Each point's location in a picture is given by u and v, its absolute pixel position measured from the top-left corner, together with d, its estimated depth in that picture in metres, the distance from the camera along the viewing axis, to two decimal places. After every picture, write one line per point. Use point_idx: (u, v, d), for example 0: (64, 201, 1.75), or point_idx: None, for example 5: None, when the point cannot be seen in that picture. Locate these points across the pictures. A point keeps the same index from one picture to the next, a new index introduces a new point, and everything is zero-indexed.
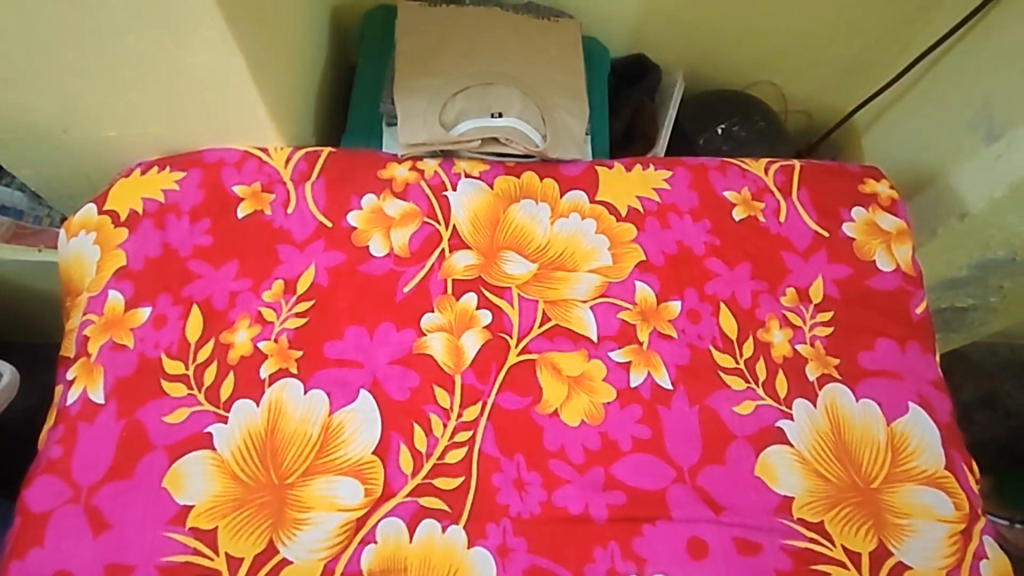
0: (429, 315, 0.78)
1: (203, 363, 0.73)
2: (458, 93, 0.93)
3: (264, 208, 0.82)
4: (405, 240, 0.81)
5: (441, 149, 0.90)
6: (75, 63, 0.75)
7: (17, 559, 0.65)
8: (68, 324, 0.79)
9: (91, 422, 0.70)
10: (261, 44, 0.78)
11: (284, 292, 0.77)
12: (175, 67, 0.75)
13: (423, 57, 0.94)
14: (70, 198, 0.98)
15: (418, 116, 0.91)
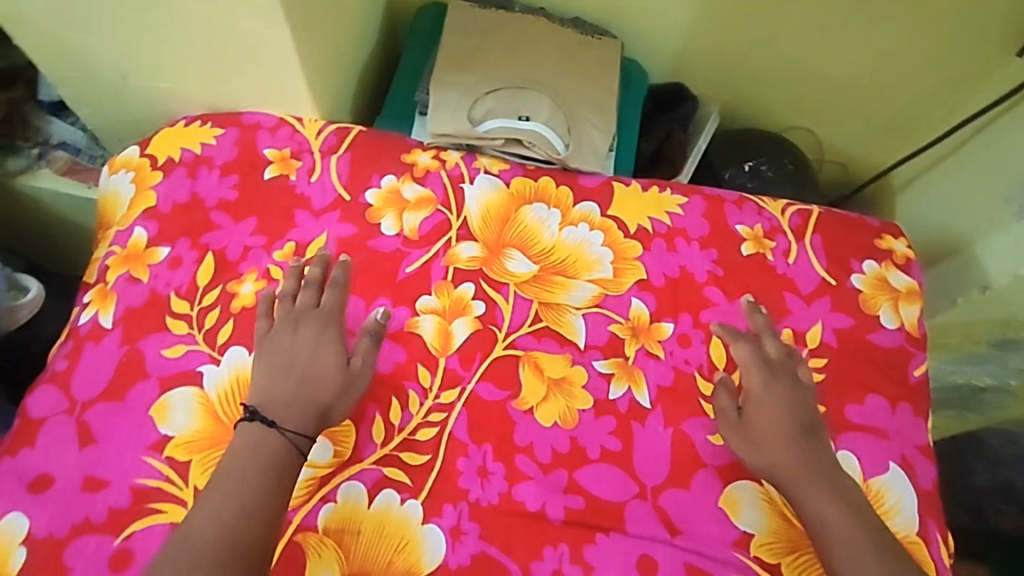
0: (425, 298, 0.80)
1: (208, 307, 0.77)
2: (489, 92, 0.96)
3: (290, 173, 0.87)
4: (416, 223, 0.85)
5: (467, 143, 0.94)
6: (137, 15, 0.80)
7: (11, 456, 0.69)
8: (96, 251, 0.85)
9: (97, 342, 0.75)
10: (309, 23, 0.83)
11: (293, 254, 0.82)
12: (226, 33, 0.81)
13: (464, 56, 0.98)
14: (121, 148, 1.06)
15: (448, 108, 0.95)
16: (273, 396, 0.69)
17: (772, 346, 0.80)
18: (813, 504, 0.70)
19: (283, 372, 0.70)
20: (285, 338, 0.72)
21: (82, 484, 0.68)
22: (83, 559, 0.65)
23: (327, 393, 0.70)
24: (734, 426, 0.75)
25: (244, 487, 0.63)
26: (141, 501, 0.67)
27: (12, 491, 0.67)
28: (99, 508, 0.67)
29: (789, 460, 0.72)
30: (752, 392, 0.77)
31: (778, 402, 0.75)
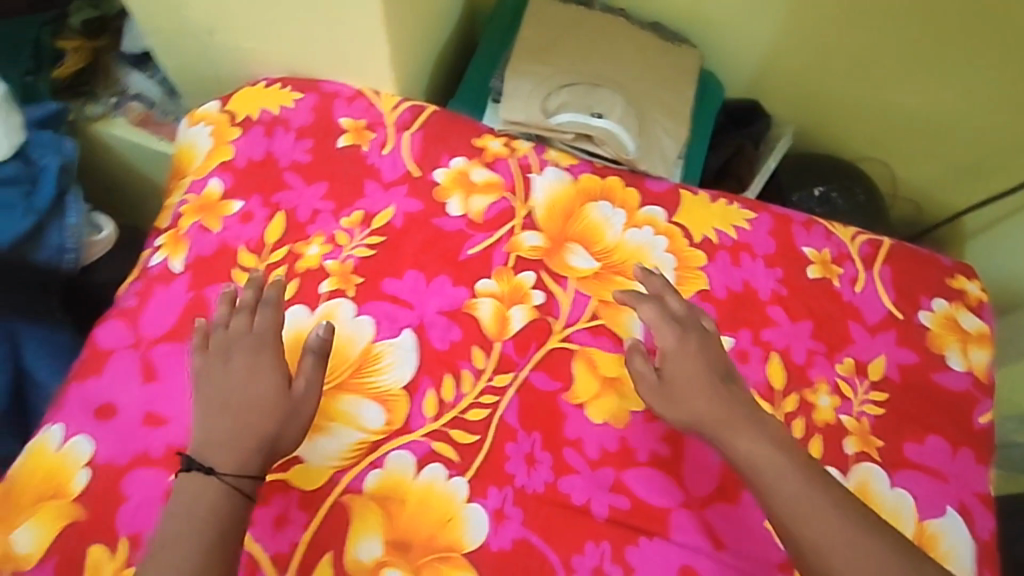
0: (485, 281, 0.80)
1: (274, 264, 0.79)
2: (563, 86, 0.95)
3: (362, 144, 0.88)
4: (482, 207, 0.85)
5: (536, 134, 0.93)
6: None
7: (77, 383, 0.72)
8: (169, 200, 0.87)
9: (167, 285, 0.77)
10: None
11: (360, 222, 0.83)
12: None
13: (543, 47, 0.97)
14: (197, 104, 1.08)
15: (522, 98, 0.94)
16: (208, 439, 0.63)
17: (673, 299, 0.74)
18: (750, 461, 0.65)
19: (215, 407, 0.64)
20: (216, 373, 0.66)
21: (142, 418, 0.69)
22: (140, 491, 0.65)
23: (264, 423, 0.64)
24: (654, 388, 0.70)
25: (180, 544, 0.58)
26: None
27: (79, 416, 0.69)
28: (157, 444, 0.68)
29: (716, 412, 0.68)
30: (666, 351, 0.71)
31: (690, 356, 0.70)
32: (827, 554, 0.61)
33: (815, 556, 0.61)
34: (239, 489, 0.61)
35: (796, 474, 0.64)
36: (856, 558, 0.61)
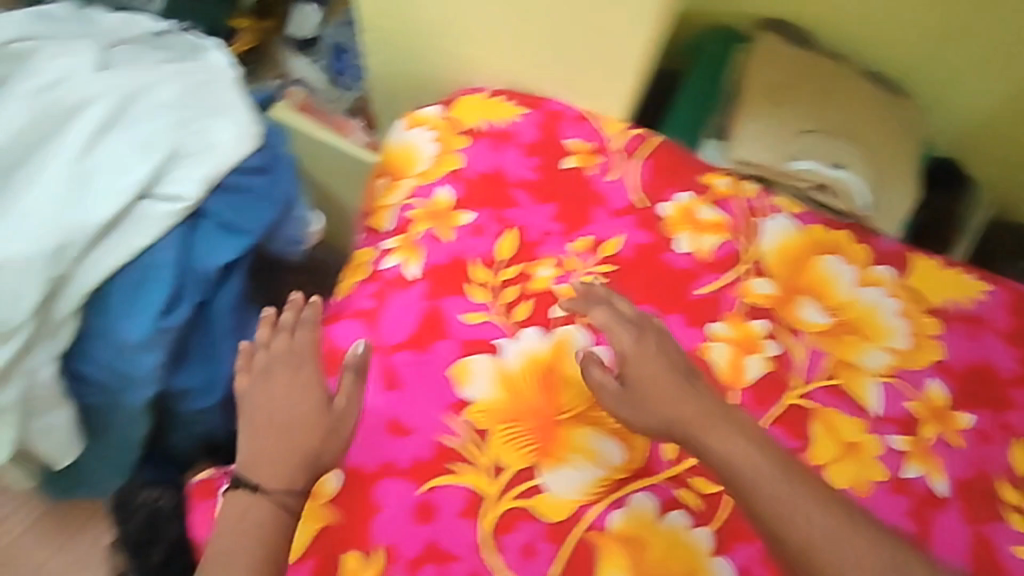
0: (717, 324, 0.79)
1: (508, 281, 0.79)
2: (805, 130, 0.90)
3: (590, 167, 0.86)
4: (712, 246, 0.83)
5: (770, 176, 0.89)
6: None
7: None
8: (385, 200, 0.87)
9: (404, 289, 0.78)
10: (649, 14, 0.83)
11: (588, 248, 0.82)
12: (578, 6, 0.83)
13: (778, 87, 0.92)
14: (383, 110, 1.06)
15: (758, 138, 0.90)
16: (258, 453, 0.65)
17: (623, 302, 0.74)
18: (725, 457, 0.64)
19: (258, 423, 0.67)
20: (258, 393, 0.68)
21: (386, 426, 0.71)
22: (389, 502, 0.67)
23: (310, 431, 0.66)
24: (618, 397, 0.69)
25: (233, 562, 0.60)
26: (439, 457, 0.69)
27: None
28: (404, 453, 0.69)
29: (746, 454, 0.64)
30: (626, 355, 0.70)
31: (642, 349, 0.70)
32: (839, 565, 0.59)
33: (831, 573, 0.59)
34: (285, 504, 0.64)
35: (772, 467, 0.63)
36: (826, 543, 0.60)
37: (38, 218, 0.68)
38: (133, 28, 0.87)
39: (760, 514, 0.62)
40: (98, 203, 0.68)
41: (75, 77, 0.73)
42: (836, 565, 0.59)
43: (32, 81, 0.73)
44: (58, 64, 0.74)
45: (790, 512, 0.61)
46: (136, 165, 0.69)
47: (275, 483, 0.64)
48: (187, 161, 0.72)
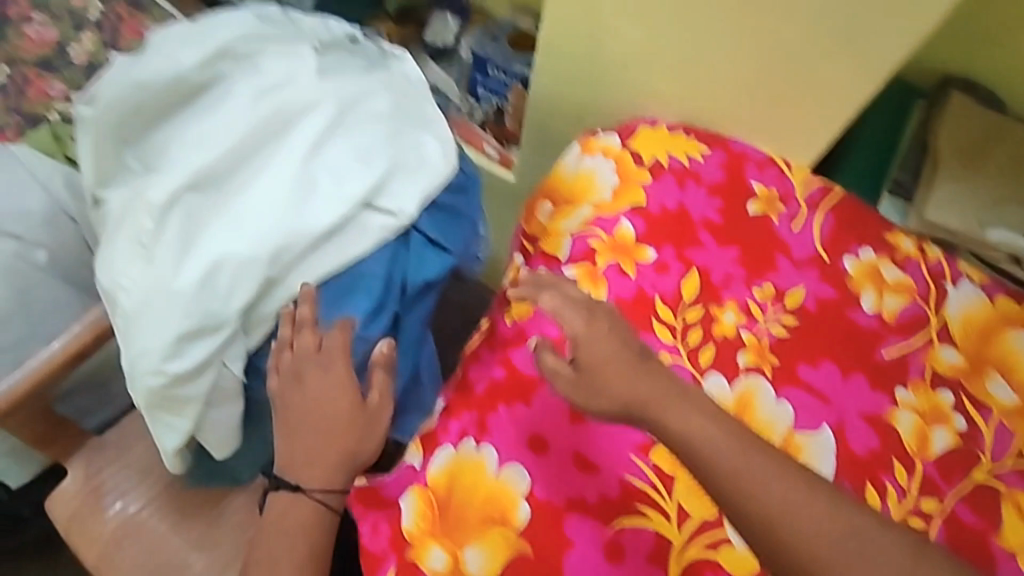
0: (901, 389, 0.78)
1: (691, 324, 0.79)
2: (997, 201, 0.89)
3: (772, 214, 0.85)
4: (896, 308, 0.82)
5: (962, 244, 0.88)
6: (700, 23, 0.85)
7: (505, 404, 0.74)
8: (558, 226, 0.87)
9: None
10: (853, 65, 0.83)
11: (773, 297, 0.81)
12: (781, 49, 0.84)
13: (972, 155, 0.92)
14: (546, 131, 1.10)
15: (952, 204, 0.89)
16: (296, 458, 0.72)
17: (571, 287, 0.69)
18: (686, 437, 0.61)
19: (286, 425, 0.72)
20: (290, 395, 0.71)
21: (574, 460, 0.71)
22: (581, 538, 0.67)
23: (344, 442, 0.72)
24: (572, 383, 0.64)
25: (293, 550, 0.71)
26: (627, 498, 0.69)
27: (515, 444, 0.71)
28: (594, 490, 0.70)
29: (643, 393, 0.62)
30: (577, 336, 0.65)
31: (600, 330, 0.66)
32: (801, 534, 0.58)
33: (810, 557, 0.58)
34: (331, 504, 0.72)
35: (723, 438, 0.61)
36: (784, 509, 0.58)
37: (259, 220, 0.70)
38: (330, 29, 0.86)
39: (692, 462, 0.61)
40: (320, 213, 0.70)
41: (296, 82, 0.74)
42: (774, 513, 0.58)
43: (254, 83, 0.73)
44: (279, 67, 0.75)
45: (795, 493, 0.59)
46: (357, 179, 0.72)
47: (318, 487, 0.72)
48: (401, 178, 0.74)
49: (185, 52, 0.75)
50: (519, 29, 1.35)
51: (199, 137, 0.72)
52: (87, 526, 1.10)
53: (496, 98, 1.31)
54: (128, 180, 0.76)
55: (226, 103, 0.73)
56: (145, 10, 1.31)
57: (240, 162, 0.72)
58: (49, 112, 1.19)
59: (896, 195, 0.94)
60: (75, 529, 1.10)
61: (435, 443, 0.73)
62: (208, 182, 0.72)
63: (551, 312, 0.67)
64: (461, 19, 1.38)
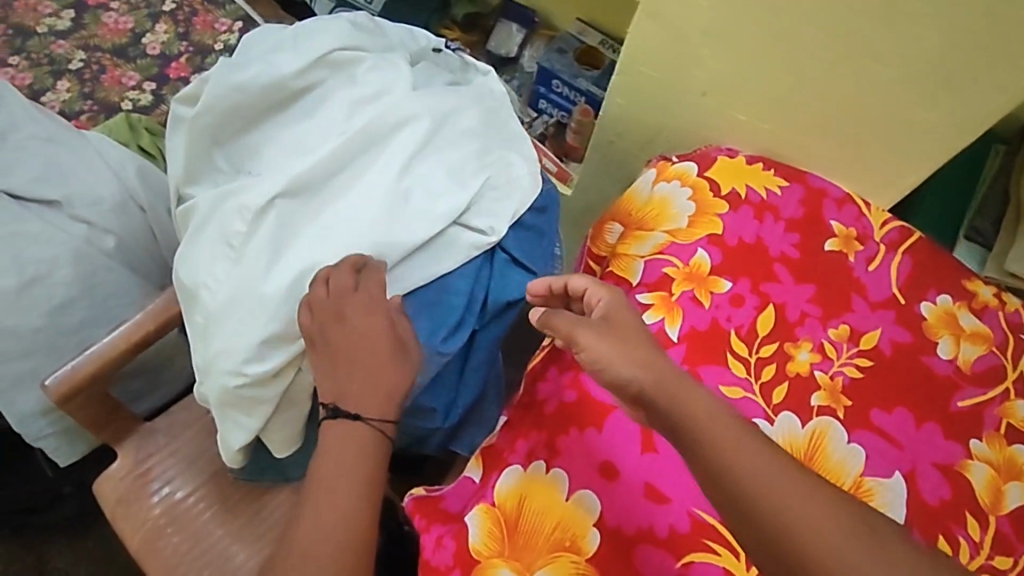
0: (976, 441, 0.76)
1: (765, 359, 0.79)
2: None
3: (849, 253, 0.85)
4: (971, 357, 0.81)
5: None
6: (796, 53, 0.85)
7: (575, 428, 0.74)
8: (629, 249, 0.86)
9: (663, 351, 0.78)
10: (943, 107, 0.83)
11: (848, 338, 0.81)
12: (871, 87, 0.84)
13: None
14: (610, 154, 1.07)
15: None
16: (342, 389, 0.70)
17: None
18: (694, 419, 0.61)
19: (324, 359, 0.70)
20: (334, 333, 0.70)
21: (643, 490, 0.70)
22: (651, 570, 0.67)
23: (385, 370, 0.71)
24: (599, 330, 0.65)
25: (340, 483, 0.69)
26: (698, 533, 0.68)
27: (586, 469, 0.71)
28: (663, 522, 0.69)
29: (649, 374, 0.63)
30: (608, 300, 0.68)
31: (621, 306, 0.68)
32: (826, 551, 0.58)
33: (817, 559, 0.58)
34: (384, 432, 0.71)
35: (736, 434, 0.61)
36: (789, 507, 0.59)
37: (356, 226, 0.73)
38: (415, 40, 0.86)
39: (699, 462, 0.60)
40: (413, 227, 0.73)
41: (392, 94, 0.77)
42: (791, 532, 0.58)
43: (353, 94, 0.78)
44: (376, 80, 0.79)
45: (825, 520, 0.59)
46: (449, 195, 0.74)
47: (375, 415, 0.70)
48: (489, 196, 0.76)
49: (286, 61, 0.79)
50: (586, 45, 1.32)
51: (302, 149, 0.77)
52: (132, 512, 1.03)
53: (558, 111, 1.32)
54: (221, 181, 0.80)
55: (326, 113, 0.78)
56: (217, 5, 1.35)
57: (336, 171, 0.75)
58: (121, 101, 1.25)
59: (972, 241, 0.98)
60: (120, 515, 1.03)
61: (503, 462, 0.74)
62: (303, 189, 0.74)
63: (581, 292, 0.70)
64: (526, 30, 1.38)
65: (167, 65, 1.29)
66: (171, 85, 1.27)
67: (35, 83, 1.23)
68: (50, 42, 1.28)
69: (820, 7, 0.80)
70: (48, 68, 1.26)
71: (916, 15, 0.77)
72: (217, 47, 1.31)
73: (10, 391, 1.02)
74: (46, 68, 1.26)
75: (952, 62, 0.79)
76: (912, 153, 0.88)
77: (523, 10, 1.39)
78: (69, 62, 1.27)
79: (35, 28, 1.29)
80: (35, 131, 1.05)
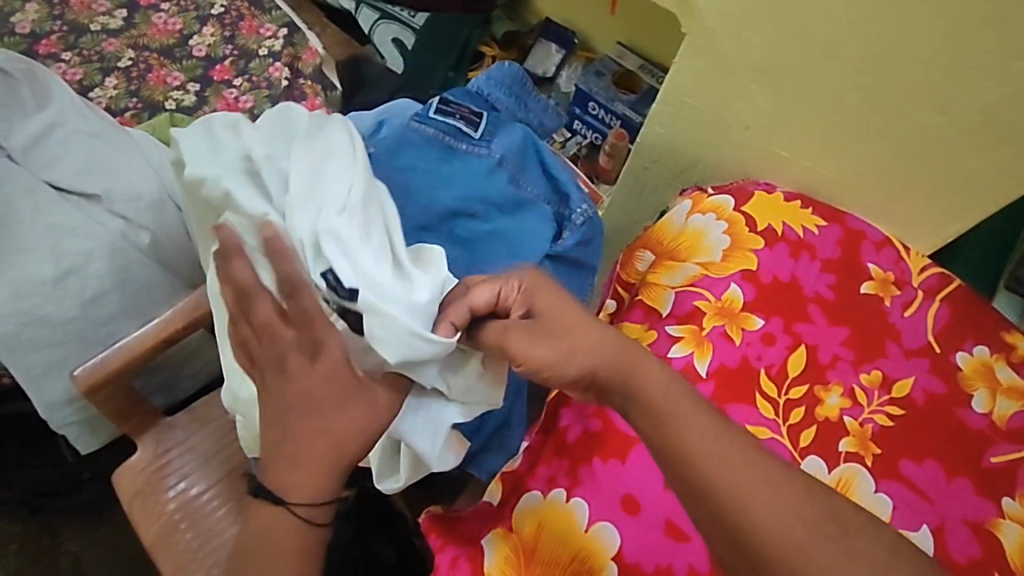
0: (1009, 499, 0.74)
1: (794, 401, 0.78)
2: None
3: (885, 297, 0.84)
4: (1008, 412, 0.79)
5: None
6: (844, 94, 0.85)
7: (599, 458, 0.73)
8: (659, 279, 0.86)
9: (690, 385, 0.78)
10: (996, 158, 0.81)
11: (880, 384, 0.79)
12: (920, 131, 0.83)
13: None
14: (646, 180, 1.07)
15: None
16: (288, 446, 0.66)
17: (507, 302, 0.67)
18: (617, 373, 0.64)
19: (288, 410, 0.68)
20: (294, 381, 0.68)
21: (665, 526, 0.69)
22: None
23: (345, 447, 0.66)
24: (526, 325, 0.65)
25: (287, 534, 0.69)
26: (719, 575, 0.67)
27: (606, 500, 0.71)
28: (685, 560, 0.68)
29: (597, 354, 0.65)
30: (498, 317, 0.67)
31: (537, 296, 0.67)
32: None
33: (740, 492, 0.57)
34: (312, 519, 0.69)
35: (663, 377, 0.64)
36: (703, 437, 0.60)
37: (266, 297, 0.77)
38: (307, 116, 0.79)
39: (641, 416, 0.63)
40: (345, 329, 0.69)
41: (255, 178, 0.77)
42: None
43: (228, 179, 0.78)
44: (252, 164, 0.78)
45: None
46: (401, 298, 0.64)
47: (303, 502, 0.67)
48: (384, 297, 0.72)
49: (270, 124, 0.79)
50: (625, 66, 1.32)
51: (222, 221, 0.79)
52: (148, 506, 1.03)
53: (592, 132, 1.32)
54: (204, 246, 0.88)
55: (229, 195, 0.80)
56: (264, 11, 1.37)
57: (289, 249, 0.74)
58: (165, 100, 1.27)
59: (1014, 291, 1.00)
60: (136, 506, 1.03)
61: (523, 488, 0.74)
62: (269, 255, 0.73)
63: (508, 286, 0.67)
64: (565, 50, 1.38)
65: (212, 68, 1.31)
66: (214, 87, 1.29)
67: (85, 79, 1.27)
68: (102, 39, 1.32)
69: (879, 53, 0.80)
70: (98, 64, 1.29)
71: (977, 67, 0.77)
72: (261, 52, 1.33)
73: (40, 377, 1.04)
74: (96, 64, 1.29)
75: (1012, 115, 0.78)
76: (958, 201, 0.86)
77: (562, 30, 1.39)
78: (118, 60, 1.30)
79: (88, 25, 1.33)
80: (81, 125, 1.06)
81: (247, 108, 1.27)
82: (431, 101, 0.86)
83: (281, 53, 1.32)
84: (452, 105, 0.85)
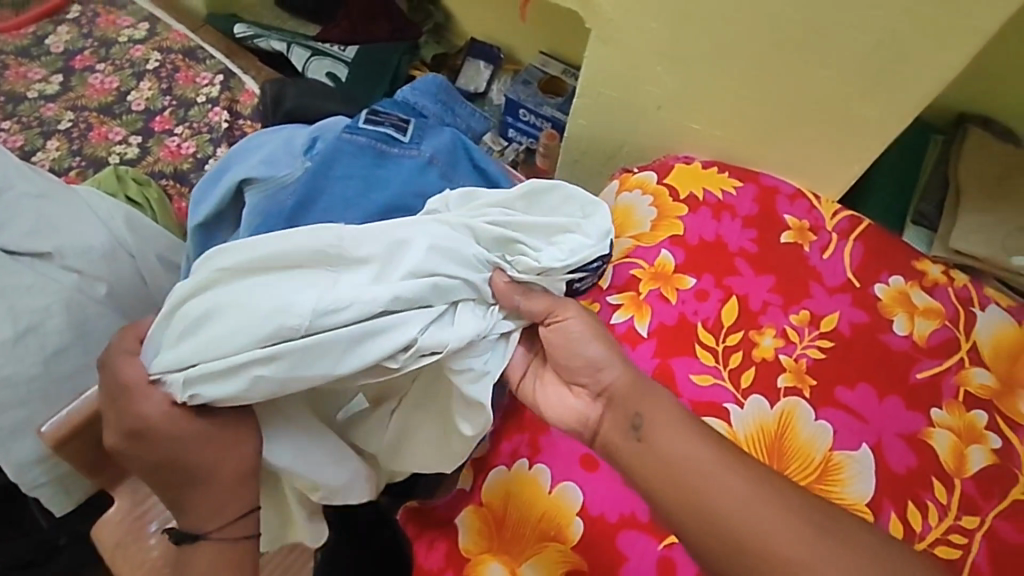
0: (937, 411, 0.81)
1: (731, 347, 0.83)
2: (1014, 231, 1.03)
3: (804, 243, 0.91)
4: (927, 331, 0.85)
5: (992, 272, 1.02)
6: (739, 63, 0.92)
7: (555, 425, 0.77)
8: None
9: (634, 346, 0.83)
10: (881, 103, 0.90)
11: (809, 322, 0.85)
12: (812, 87, 0.91)
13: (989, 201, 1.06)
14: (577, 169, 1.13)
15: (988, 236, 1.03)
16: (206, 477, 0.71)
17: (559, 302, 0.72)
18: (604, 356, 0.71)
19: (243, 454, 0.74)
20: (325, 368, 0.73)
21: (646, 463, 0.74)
22: (634, 553, 0.70)
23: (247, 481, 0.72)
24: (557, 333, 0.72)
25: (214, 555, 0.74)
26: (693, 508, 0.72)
27: (567, 463, 0.75)
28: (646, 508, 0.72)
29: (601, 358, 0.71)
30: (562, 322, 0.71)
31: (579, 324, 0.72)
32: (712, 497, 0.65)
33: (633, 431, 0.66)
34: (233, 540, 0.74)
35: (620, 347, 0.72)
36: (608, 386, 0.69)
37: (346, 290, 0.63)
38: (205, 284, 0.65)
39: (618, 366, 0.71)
40: (448, 263, 0.66)
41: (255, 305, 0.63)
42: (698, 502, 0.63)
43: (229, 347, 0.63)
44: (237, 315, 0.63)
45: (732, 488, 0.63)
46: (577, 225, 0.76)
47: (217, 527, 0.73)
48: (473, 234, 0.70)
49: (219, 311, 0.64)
50: (549, 73, 1.40)
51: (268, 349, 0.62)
52: None
53: (526, 138, 1.38)
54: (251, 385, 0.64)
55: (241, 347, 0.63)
56: (197, 61, 1.42)
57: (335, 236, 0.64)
58: (109, 155, 1.31)
59: (919, 224, 1.09)
60: None
61: (489, 465, 0.77)
62: (332, 260, 0.64)
63: (544, 313, 0.71)
64: (493, 65, 1.45)
65: (152, 119, 1.35)
66: (156, 137, 1.33)
67: (27, 145, 1.29)
68: (41, 105, 1.35)
69: (763, 18, 0.86)
70: (38, 129, 1.32)
71: (850, 21, 0.83)
72: (199, 99, 1.38)
73: (6, 440, 1.02)
74: (36, 129, 1.32)
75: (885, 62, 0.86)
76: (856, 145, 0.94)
77: (488, 47, 1.46)
78: (58, 123, 1.33)
79: (25, 93, 1.36)
80: (26, 186, 1.06)
81: (191, 154, 1.31)
82: (360, 114, 0.90)
83: (219, 98, 1.37)
84: (381, 115, 0.91)
